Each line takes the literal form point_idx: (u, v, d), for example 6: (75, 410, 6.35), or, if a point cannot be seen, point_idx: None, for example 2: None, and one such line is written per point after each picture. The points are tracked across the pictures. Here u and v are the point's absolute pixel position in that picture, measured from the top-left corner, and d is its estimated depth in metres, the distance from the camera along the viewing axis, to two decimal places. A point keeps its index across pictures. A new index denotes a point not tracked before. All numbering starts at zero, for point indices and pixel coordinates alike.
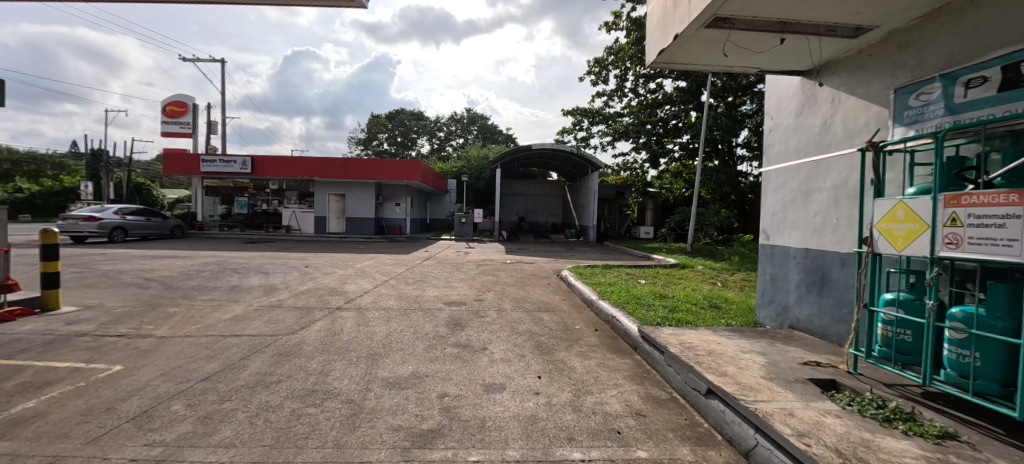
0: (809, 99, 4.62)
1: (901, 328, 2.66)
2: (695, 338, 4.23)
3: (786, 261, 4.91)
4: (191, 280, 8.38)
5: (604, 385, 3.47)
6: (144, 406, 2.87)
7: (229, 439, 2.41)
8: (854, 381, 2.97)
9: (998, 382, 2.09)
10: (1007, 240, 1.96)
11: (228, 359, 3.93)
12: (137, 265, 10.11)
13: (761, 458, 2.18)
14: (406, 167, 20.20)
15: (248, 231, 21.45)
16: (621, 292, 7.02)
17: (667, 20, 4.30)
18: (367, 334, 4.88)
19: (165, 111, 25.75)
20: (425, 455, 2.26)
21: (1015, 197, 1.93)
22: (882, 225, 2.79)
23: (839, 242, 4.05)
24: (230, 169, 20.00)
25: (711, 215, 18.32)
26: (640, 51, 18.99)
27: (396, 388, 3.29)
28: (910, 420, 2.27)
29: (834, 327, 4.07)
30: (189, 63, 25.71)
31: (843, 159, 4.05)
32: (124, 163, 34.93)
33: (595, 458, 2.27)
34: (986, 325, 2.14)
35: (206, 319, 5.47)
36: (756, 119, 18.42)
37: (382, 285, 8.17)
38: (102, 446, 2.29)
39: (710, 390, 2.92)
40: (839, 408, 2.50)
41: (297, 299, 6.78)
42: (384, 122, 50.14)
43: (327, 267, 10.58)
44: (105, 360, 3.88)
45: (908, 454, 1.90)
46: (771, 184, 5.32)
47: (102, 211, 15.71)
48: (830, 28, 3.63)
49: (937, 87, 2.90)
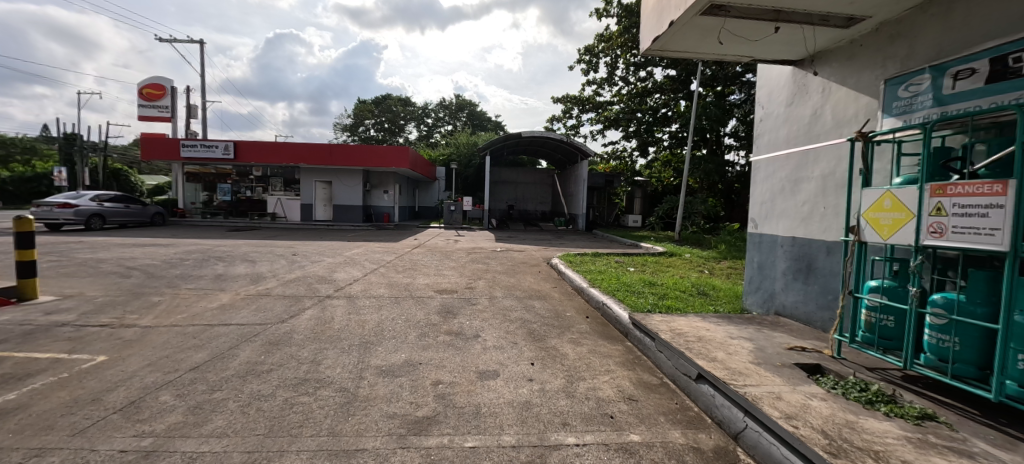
0: (801, 88, 4.64)
1: (884, 314, 2.75)
2: (685, 325, 4.32)
3: (773, 249, 5.01)
4: (176, 268, 8.21)
5: (595, 371, 3.52)
6: (131, 396, 2.82)
7: (222, 429, 2.39)
8: (838, 365, 3.08)
9: (975, 365, 2.19)
10: (990, 229, 2.01)
11: (217, 349, 3.88)
12: (118, 253, 9.87)
13: (750, 440, 2.25)
14: (394, 154, 19.83)
15: (231, 218, 20.96)
16: (611, 280, 7.10)
17: (663, 6, 4.23)
18: (359, 322, 4.87)
19: (141, 94, 24.77)
20: (422, 441, 2.28)
21: (998, 187, 1.98)
22: (869, 214, 2.85)
23: (826, 230, 4.14)
24: (212, 154, 19.46)
25: (698, 203, 18.61)
26: (630, 39, 18.87)
27: (390, 376, 3.29)
28: (891, 402, 2.36)
29: (818, 313, 4.20)
30: (162, 43, 24.50)
31: (833, 148, 4.09)
32: (97, 148, 33.39)
33: (589, 442, 2.32)
34: (966, 311, 2.22)
35: (192, 308, 5.39)
36: (744, 108, 18.51)
37: (372, 273, 8.11)
38: (91, 437, 2.25)
39: (700, 374, 2.99)
40: (825, 391, 2.58)
41: (285, 287, 6.69)
42: (370, 107, 48.99)
43: (315, 255, 10.48)
44: (88, 350, 3.79)
45: (889, 434, 1.98)
46: (760, 173, 5.40)
47: (78, 198, 15.12)
48: (822, 18, 3.65)
49: (926, 78, 2.96)
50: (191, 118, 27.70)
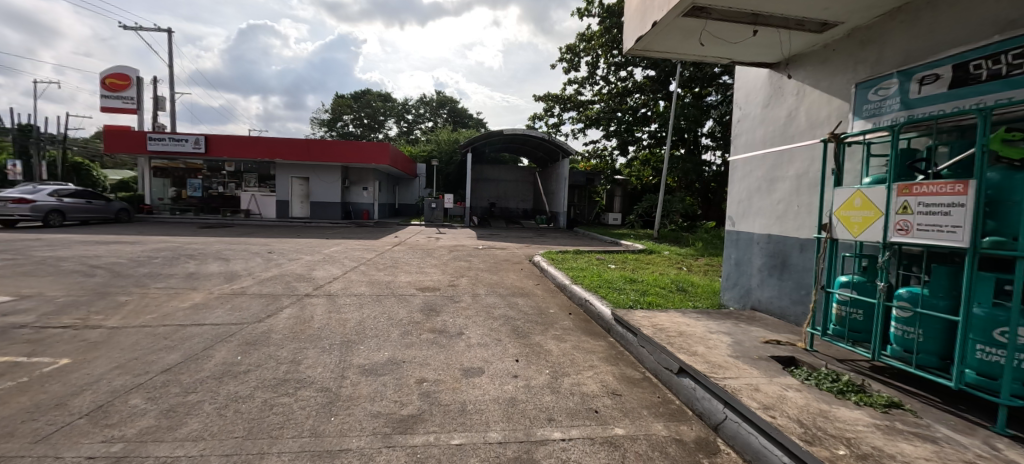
0: (777, 90, 4.78)
1: (854, 308, 2.89)
2: (666, 320, 4.40)
3: (749, 246, 5.17)
4: (143, 267, 7.86)
5: (580, 366, 3.56)
6: (98, 400, 2.69)
7: (198, 432, 2.30)
8: (811, 357, 3.21)
9: (937, 355, 2.32)
10: (951, 226, 2.12)
11: (191, 349, 3.73)
12: (80, 252, 9.34)
13: (729, 430, 2.31)
14: (374, 150, 19.47)
15: (202, 215, 20.20)
16: (593, 277, 7.21)
17: (647, 6, 4.29)
18: (340, 321, 4.78)
19: (104, 84, 23.54)
20: (406, 440, 2.26)
21: (960, 187, 2.09)
22: (840, 212, 2.97)
23: (800, 228, 4.30)
24: (181, 148, 18.69)
25: (676, 202, 19.02)
26: (611, 40, 19.05)
27: (373, 375, 3.24)
28: (860, 391, 2.48)
29: (792, 307, 4.36)
30: (127, 31, 23.31)
31: (806, 149, 4.25)
32: (55, 140, 31.37)
33: (575, 436, 2.34)
34: (929, 303, 2.35)
35: (162, 308, 5.17)
36: (720, 110, 18.94)
37: (352, 271, 7.96)
38: (55, 444, 2.13)
39: (681, 368, 3.05)
40: (799, 382, 2.69)
41: (261, 286, 6.48)
42: (349, 102, 47.88)
43: (292, 253, 10.19)
44: (49, 353, 3.58)
45: (860, 422, 2.07)
46: (737, 172, 5.55)
47: (35, 193, 14.25)
48: (798, 22, 3.77)
49: (894, 83, 3.11)
50: (158, 110, 26.49)
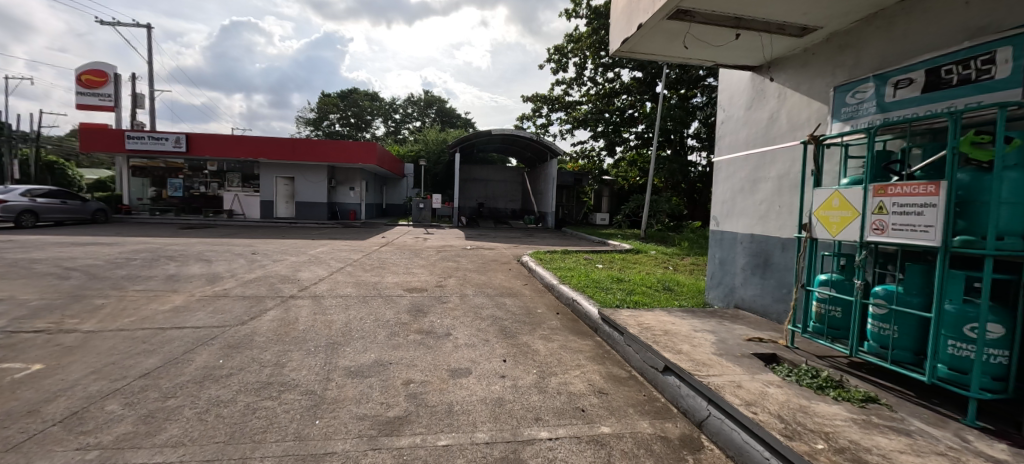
0: (759, 93, 4.88)
1: (833, 305, 2.97)
2: (652, 319, 4.45)
3: (733, 245, 5.26)
4: (120, 269, 7.62)
5: (567, 366, 3.58)
6: (73, 407, 2.60)
7: (177, 438, 2.25)
8: (792, 354, 3.28)
9: (911, 351, 2.39)
10: (924, 226, 2.19)
11: (171, 353, 3.64)
12: (53, 254, 9.02)
13: (713, 427, 2.35)
14: (361, 149, 19.26)
15: (183, 216, 19.71)
16: (581, 276, 7.25)
17: (633, 8, 4.34)
18: (325, 322, 4.71)
19: (79, 80, 22.78)
20: (393, 442, 2.24)
21: (932, 187, 2.16)
22: (819, 212, 3.04)
23: (782, 228, 4.40)
24: (161, 147, 18.20)
25: (663, 202, 19.26)
26: (599, 41, 19.17)
27: (359, 377, 3.21)
28: (839, 387, 2.54)
29: (774, 306, 4.45)
30: (104, 26, 22.62)
31: (787, 151, 4.35)
32: (27, 138, 30.26)
33: (562, 435, 2.35)
34: (904, 300, 2.42)
35: (141, 311, 5.03)
36: (706, 111, 19.23)
37: (339, 272, 7.86)
38: (27, 452, 2.06)
39: (666, 367, 3.09)
40: (780, 379, 2.75)
41: (245, 288, 6.36)
42: (335, 101, 47.24)
43: (277, 254, 10.00)
44: (20, 358, 3.45)
45: (838, 417, 2.12)
46: (721, 173, 5.65)
47: (7, 192, 13.74)
48: (779, 27, 3.85)
49: (870, 86, 3.20)
50: (137, 108, 25.77)
